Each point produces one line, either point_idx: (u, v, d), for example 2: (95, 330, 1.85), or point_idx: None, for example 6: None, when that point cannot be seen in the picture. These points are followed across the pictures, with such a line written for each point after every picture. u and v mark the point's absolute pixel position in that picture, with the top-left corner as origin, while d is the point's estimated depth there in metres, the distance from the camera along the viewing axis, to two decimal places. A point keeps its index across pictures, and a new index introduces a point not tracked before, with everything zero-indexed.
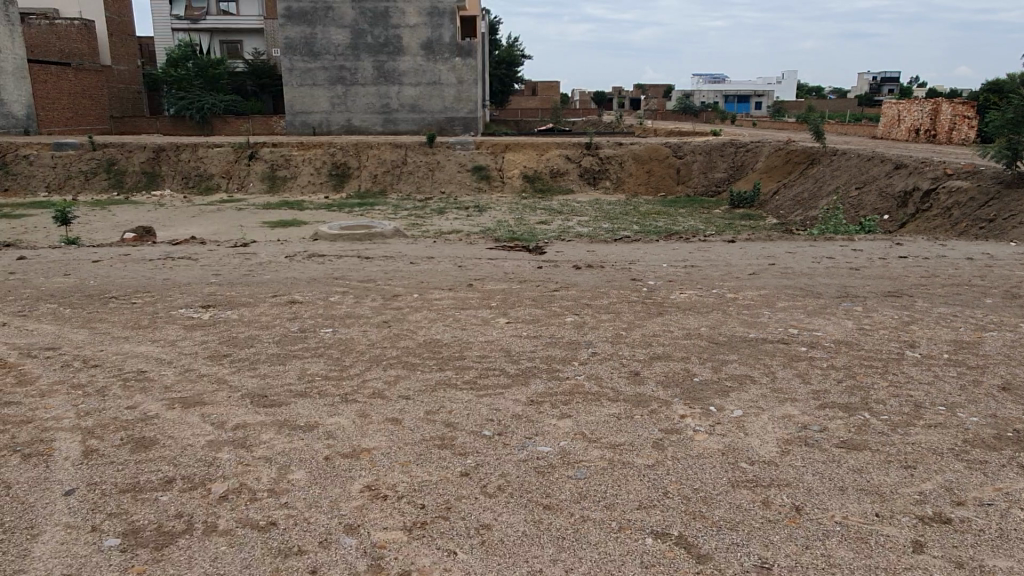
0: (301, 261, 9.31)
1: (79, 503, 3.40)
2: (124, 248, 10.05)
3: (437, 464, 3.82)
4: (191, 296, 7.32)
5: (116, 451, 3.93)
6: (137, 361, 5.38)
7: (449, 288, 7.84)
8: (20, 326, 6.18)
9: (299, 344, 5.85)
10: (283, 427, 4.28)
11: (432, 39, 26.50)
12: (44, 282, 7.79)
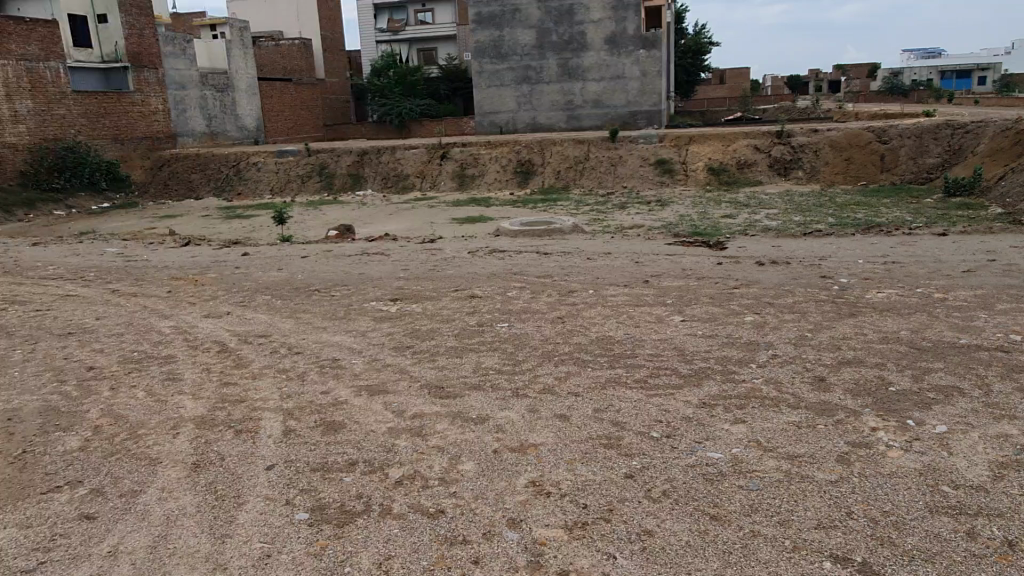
0: (482, 257, 9.63)
1: (277, 478, 3.77)
2: (328, 245, 10.99)
3: (602, 465, 3.79)
4: (382, 290, 7.86)
5: (310, 432, 4.32)
6: (333, 350, 5.87)
7: (624, 285, 7.75)
8: (240, 316, 6.97)
9: (476, 338, 6.06)
10: (457, 419, 4.46)
11: (616, 33, 26.30)
12: (262, 275, 8.75)
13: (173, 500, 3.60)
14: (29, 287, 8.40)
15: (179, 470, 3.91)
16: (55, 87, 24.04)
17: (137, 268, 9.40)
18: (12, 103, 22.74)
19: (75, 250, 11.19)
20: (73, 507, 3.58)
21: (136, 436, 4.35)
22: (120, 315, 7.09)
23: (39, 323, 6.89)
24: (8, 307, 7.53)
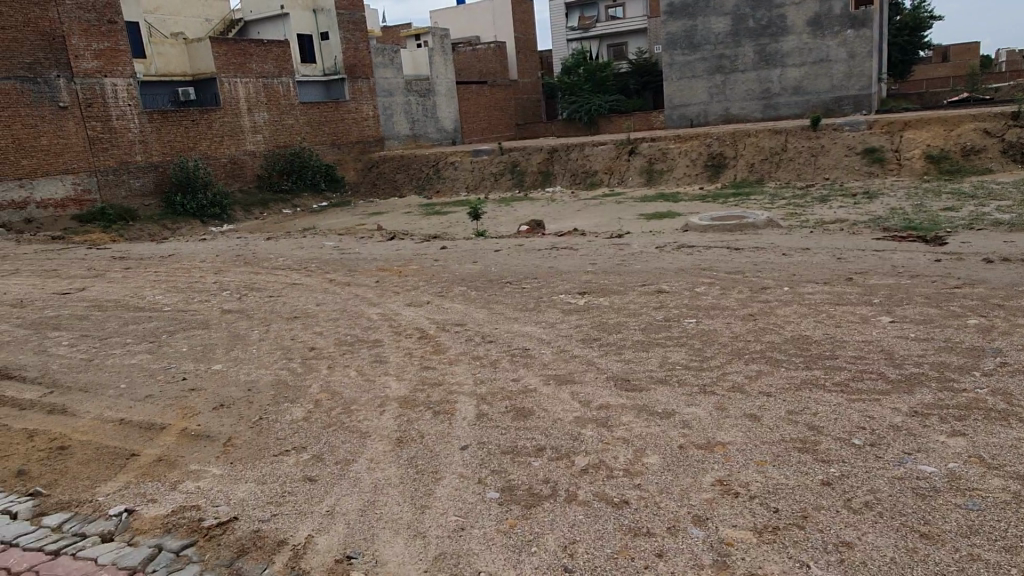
0: (670, 252, 9.50)
1: (470, 458, 4.01)
2: (519, 240, 11.37)
3: (797, 469, 3.62)
4: (570, 284, 8.01)
5: (501, 417, 4.54)
6: (523, 340, 6.10)
7: (824, 282, 7.29)
8: (439, 304, 7.45)
9: (663, 333, 6.01)
10: (642, 412, 4.47)
11: (820, 14, 24.55)
12: (458, 267, 9.27)
13: (380, 470, 3.96)
14: (265, 275, 9.58)
15: (386, 443, 4.28)
16: (285, 99, 27.01)
17: (350, 260, 10.35)
18: (251, 115, 25.87)
19: (300, 244, 12.55)
20: (298, 469, 4.05)
21: (350, 410, 4.83)
22: (336, 302, 7.86)
23: (271, 307, 7.83)
24: (249, 292, 8.64)
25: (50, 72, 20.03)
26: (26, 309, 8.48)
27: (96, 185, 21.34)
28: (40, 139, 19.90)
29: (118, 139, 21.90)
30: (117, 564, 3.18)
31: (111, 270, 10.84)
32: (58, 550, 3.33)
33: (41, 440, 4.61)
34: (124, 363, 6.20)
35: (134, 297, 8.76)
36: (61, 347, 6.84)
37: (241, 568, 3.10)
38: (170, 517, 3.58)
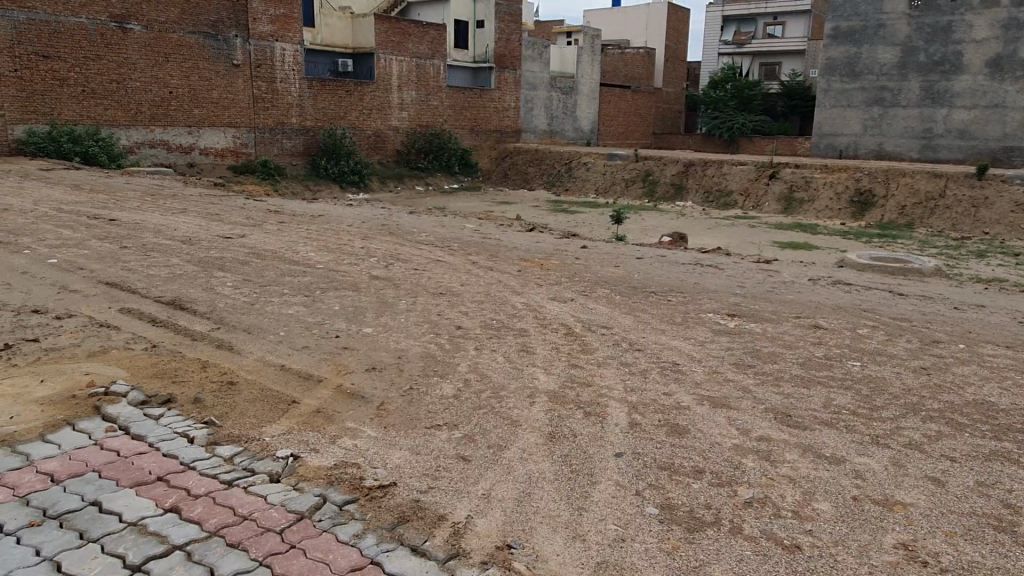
0: (825, 286, 9.01)
1: (626, 467, 3.89)
2: (661, 250, 11.11)
3: (993, 549, 3.27)
4: (717, 304, 7.71)
5: (655, 429, 4.39)
6: (672, 354, 5.91)
7: (1004, 346, 6.65)
8: (582, 304, 7.36)
9: (824, 371, 5.66)
10: (809, 452, 4.19)
11: (1003, 55, 22.56)
12: (601, 269, 9.16)
13: (533, 462, 3.90)
14: (408, 248, 9.79)
15: (538, 435, 4.23)
16: (434, 81, 27.69)
17: (489, 245, 10.40)
18: (401, 92, 26.71)
19: (440, 222, 12.77)
20: (452, 445, 4.06)
21: (499, 395, 4.81)
22: (479, 285, 7.93)
23: (417, 280, 7.97)
24: (394, 262, 8.85)
25: (229, 31, 21.53)
26: (194, 247, 9.06)
27: (253, 140, 22.76)
28: (212, 92, 21.42)
29: (279, 100, 23.24)
30: (286, 506, 3.28)
31: (266, 221, 11.42)
32: (231, 481, 3.47)
33: (213, 372, 4.88)
34: (281, 312, 6.47)
35: (289, 250, 9.18)
36: (227, 287, 7.25)
37: (403, 535, 3.13)
38: (332, 470, 3.67)
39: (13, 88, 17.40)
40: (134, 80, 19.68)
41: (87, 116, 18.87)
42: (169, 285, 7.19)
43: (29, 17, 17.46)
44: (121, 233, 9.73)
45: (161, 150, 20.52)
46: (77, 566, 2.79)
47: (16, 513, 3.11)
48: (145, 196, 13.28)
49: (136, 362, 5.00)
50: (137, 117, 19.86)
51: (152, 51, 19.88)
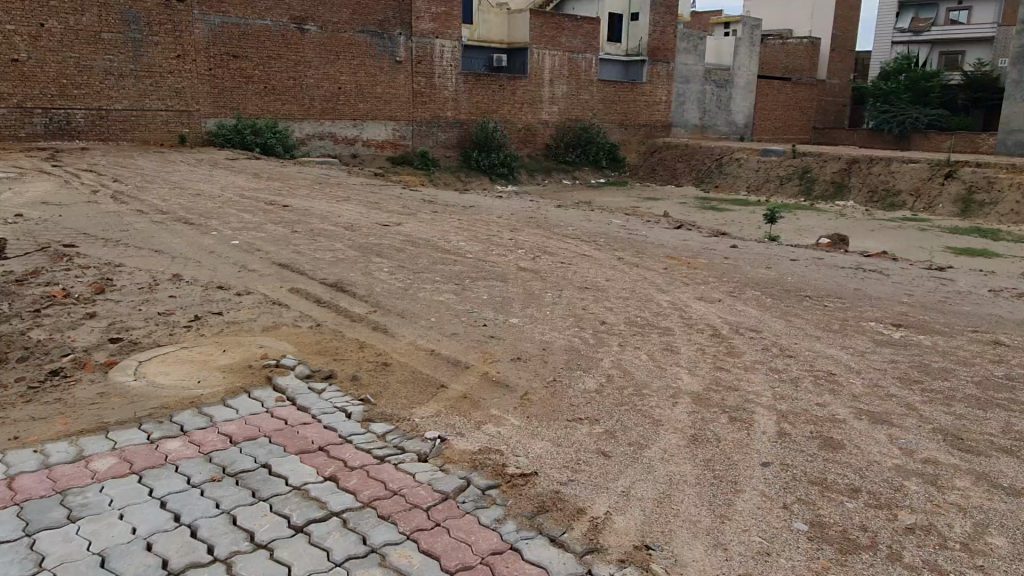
0: (1010, 300, 8.13)
1: (773, 477, 3.73)
2: (817, 252, 10.51)
3: None
4: (881, 312, 7.19)
5: (806, 442, 4.17)
6: (828, 363, 5.58)
7: None
8: (731, 305, 7.11)
9: (1005, 393, 5.11)
10: (983, 481, 3.82)
11: None
12: (751, 270, 8.81)
13: (675, 464, 3.84)
14: (555, 241, 9.88)
15: (681, 437, 4.15)
16: (585, 75, 27.69)
17: (636, 242, 10.26)
18: (552, 86, 26.93)
19: (587, 216, 12.80)
20: (592, 440, 4.07)
21: (642, 393, 4.77)
22: (625, 281, 7.87)
23: (563, 274, 8.03)
24: (541, 255, 8.96)
25: (395, 30, 23.05)
26: (355, 233, 9.64)
27: (411, 133, 24.18)
28: (376, 87, 23.10)
29: (436, 95, 24.46)
30: (433, 485, 3.43)
31: (421, 211, 11.93)
32: (383, 457, 3.68)
33: (369, 353, 5.19)
34: (433, 298, 6.75)
35: (441, 239, 9.54)
36: (384, 272, 7.66)
37: (542, 525, 3.19)
38: (477, 455, 3.79)
39: (207, 84, 20.08)
40: (309, 77, 21.79)
41: (267, 110, 21.22)
42: (333, 268, 7.71)
43: (223, 21, 20.05)
44: (293, 218, 10.57)
45: (329, 142, 22.54)
46: (250, 521, 3.07)
47: (200, 468, 3.47)
48: (315, 184, 14.32)
49: (303, 339, 5.42)
50: (310, 111, 21.95)
51: (326, 49, 21.88)
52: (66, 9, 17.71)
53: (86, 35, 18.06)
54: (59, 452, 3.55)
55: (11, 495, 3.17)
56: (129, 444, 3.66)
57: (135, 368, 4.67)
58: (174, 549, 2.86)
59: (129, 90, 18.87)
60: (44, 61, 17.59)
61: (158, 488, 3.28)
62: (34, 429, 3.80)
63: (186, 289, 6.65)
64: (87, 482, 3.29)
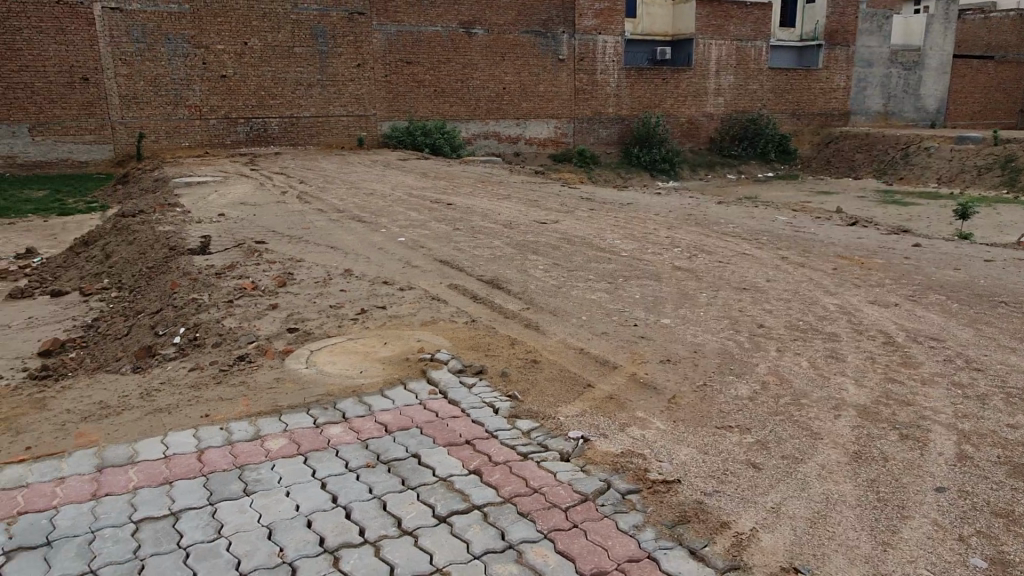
0: None
1: (948, 505, 3.38)
2: (1018, 252, 9.33)
3: None
4: None
5: (990, 467, 3.73)
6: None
7: None
8: (908, 310, 6.50)
9: None
10: None
11: None
12: (936, 272, 8.00)
13: (833, 482, 3.58)
14: (714, 239, 9.52)
15: (842, 453, 3.86)
16: (755, 63, 26.37)
17: (803, 240, 9.65)
18: (718, 77, 25.94)
19: (750, 213, 12.20)
20: (742, 450, 3.89)
21: (800, 403, 4.48)
22: (789, 282, 7.42)
23: (721, 274, 7.72)
24: (699, 253, 8.67)
25: (558, 28, 23.31)
26: (513, 231, 9.84)
27: (573, 130, 24.33)
28: (539, 86, 23.50)
29: (598, 91, 24.45)
30: (573, 486, 3.45)
31: (578, 208, 11.93)
32: (527, 454, 3.74)
33: (519, 349, 5.29)
34: (585, 296, 6.74)
35: (596, 237, 9.50)
36: (538, 269, 7.76)
37: (683, 535, 3.11)
38: (619, 458, 3.75)
39: (383, 90, 21.54)
40: (475, 78, 22.64)
41: (437, 113, 22.34)
42: (490, 265, 7.92)
43: (398, 29, 21.38)
44: (455, 215, 11.00)
45: (493, 141, 23.25)
46: (398, 507, 3.25)
47: (357, 454, 3.72)
48: (477, 183, 14.78)
49: (457, 334, 5.64)
50: (476, 112, 22.81)
51: (491, 51, 22.66)
52: (265, 28, 19.81)
53: (282, 50, 20.11)
54: (239, 430, 3.95)
55: (199, 466, 3.57)
56: (298, 427, 4.00)
57: (307, 356, 5.09)
58: (330, 528, 3.09)
59: (316, 98, 20.73)
60: (247, 76, 19.84)
61: (320, 469, 3.56)
62: (221, 408, 4.25)
63: (355, 283, 7.14)
64: (261, 459, 3.63)
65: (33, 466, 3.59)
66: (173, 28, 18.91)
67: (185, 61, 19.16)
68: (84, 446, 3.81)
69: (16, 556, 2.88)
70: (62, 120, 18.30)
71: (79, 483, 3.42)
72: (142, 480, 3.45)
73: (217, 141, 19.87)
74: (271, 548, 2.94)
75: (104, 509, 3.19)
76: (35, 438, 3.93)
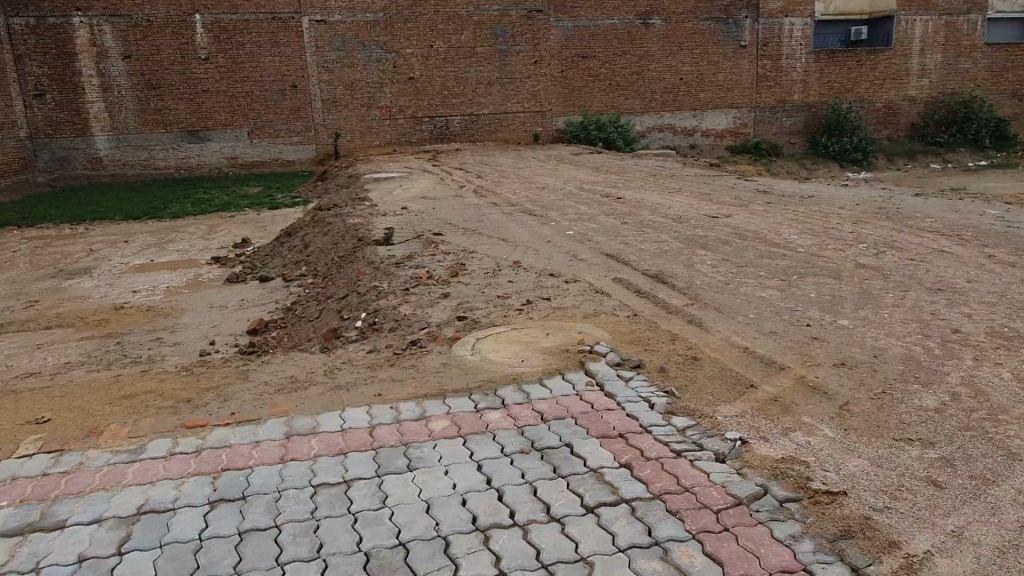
0: None
1: None
2: None
3: None
4: None
5: None
6: None
7: None
8: None
9: None
10: None
11: None
12: None
13: None
14: (908, 235, 8.71)
15: None
16: (969, 39, 23.74)
17: (1017, 237, 8.56)
18: (923, 57, 23.63)
19: (954, 207, 11.00)
20: (922, 466, 3.55)
21: (998, 419, 4.00)
22: (995, 283, 6.62)
23: (913, 273, 7.05)
24: (887, 250, 7.98)
25: (740, 13, 22.41)
26: (683, 225, 9.61)
27: (753, 121, 23.33)
28: (718, 75, 22.73)
29: (783, 77, 23.21)
30: (726, 487, 3.33)
31: (754, 202, 11.40)
32: (680, 452, 3.67)
33: (680, 346, 5.18)
34: (754, 294, 6.44)
35: (772, 232, 9.03)
36: (706, 265, 7.53)
37: (844, 552, 2.91)
38: (780, 463, 3.57)
39: (559, 86, 21.85)
40: (651, 70, 22.33)
41: (612, 106, 22.28)
42: (656, 260, 7.81)
43: (575, 24, 21.55)
44: (624, 209, 10.94)
45: (668, 133, 22.87)
46: (547, 494, 3.33)
47: (513, 440, 3.85)
48: (649, 176, 14.59)
49: (618, 328, 5.63)
50: (651, 104, 22.49)
51: (669, 41, 22.22)
52: (450, 30, 20.82)
53: (465, 51, 21.03)
54: (408, 410, 4.24)
55: (371, 441, 3.88)
56: (460, 411, 4.21)
57: (473, 344, 5.33)
58: (483, 508, 3.24)
59: (495, 96, 21.47)
60: (432, 77, 20.97)
61: (477, 452, 3.74)
62: (393, 388, 4.59)
63: (523, 275, 7.33)
64: (425, 438, 3.88)
65: (235, 430, 4.09)
66: (368, 36, 20.42)
67: (378, 66, 20.62)
68: (276, 415, 4.28)
69: (217, 505, 3.31)
70: (274, 123, 20.38)
71: (270, 447, 3.85)
72: (322, 449, 3.81)
73: (404, 140, 21.20)
74: (428, 521, 3.14)
75: (289, 473, 3.58)
76: (237, 405, 4.46)
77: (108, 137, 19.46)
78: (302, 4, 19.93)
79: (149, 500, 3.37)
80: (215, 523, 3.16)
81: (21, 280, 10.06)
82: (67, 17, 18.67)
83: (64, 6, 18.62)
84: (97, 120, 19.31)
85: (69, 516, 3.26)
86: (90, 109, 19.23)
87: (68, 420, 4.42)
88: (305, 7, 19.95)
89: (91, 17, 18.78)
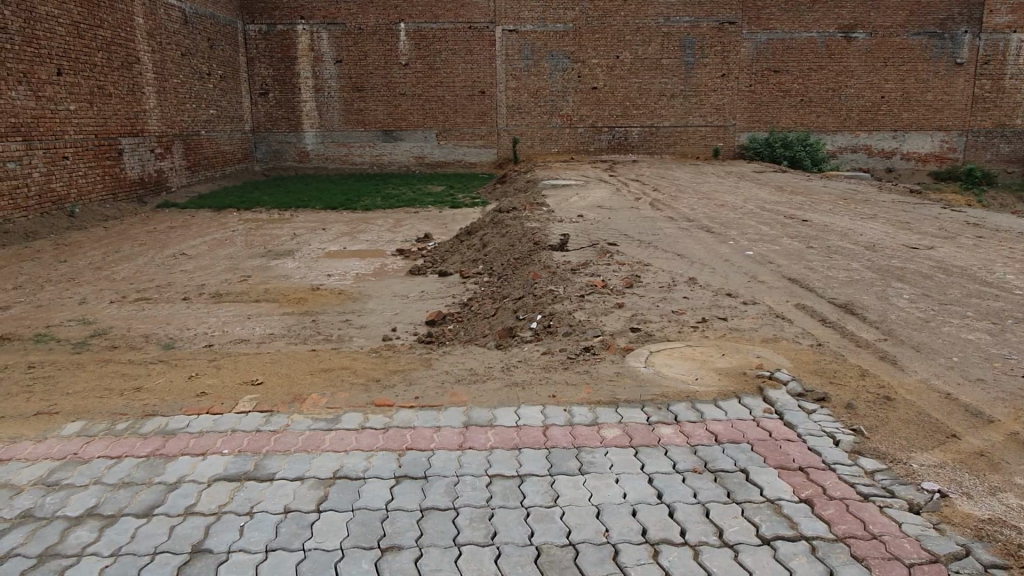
0: None
1: None
2: None
3: None
4: None
5: None
6: None
7: None
8: None
9: None
10: None
11: None
12: None
13: None
14: None
15: None
16: None
17: None
18: None
19: None
20: None
21: None
22: None
23: None
24: None
25: (959, 28, 20.57)
26: (877, 254, 8.95)
27: (964, 145, 21.34)
28: (927, 94, 20.97)
29: (1004, 100, 21.12)
30: (920, 541, 3.08)
31: (961, 234, 10.39)
32: (867, 496, 3.44)
33: (871, 382, 4.85)
34: (959, 336, 5.87)
35: (982, 269, 8.18)
36: (904, 299, 6.97)
37: None
38: (986, 524, 3.23)
39: (746, 100, 21.12)
40: (850, 87, 21.01)
41: (802, 124, 21.21)
42: (845, 289, 7.34)
43: (769, 37, 20.74)
44: (810, 232, 10.39)
45: (863, 154, 21.38)
46: (721, 518, 3.26)
47: (685, 457, 3.81)
48: (838, 199, 13.72)
49: (800, 356, 5.37)
50: (845, 123, 21.21)
51: (872, 57, 20.79)
52: (638, 41, 20.76)
53: (651, 62, 20.89)
54: (580, 415, 4.31)
55: (544, 439, 4.00)
56: (632, 421, 4.22)
57: (647, 356, 5.33)
58: (653, 521, 3.24)
59: (676, 108, 21.15)
60: (615, 87, 21.03)
61: (648, 465, 3.73)
62: (566, 391, 4.69)
63: (699, 292, 7.17)
64: (596, 444, 3.94)
65: (418, 413, 4.37)
66: (556, 46, 20.86)
67: (563, 76, 21.00)
68: (455, 404, 4.52)
69: (402, 480, 3.56)
70: (460, 126, 21.39)
71: (449, 433, 4.07)
72: (498, 441, 3.98)
73: (582, 148, 21.46)
74: (598, 526, 3.19)
75: (466, 460, 3.77)
76: (421, 390, 4.75)
77: (316, 133, 21.36)
78: (497, 15, 20.73)
79: (343, 467, 3.69)
80: (400, 496, 3.41)
81: (236, 257, 11.29)
82: (293, 25, 20.69)
83: (291, 15, 20.67)
84: (309, 118, 21.24)
85: (278, 470, 3.65)
86: (304, 108, 21.20)
87: (276, 385, 4.93)
88: (499, 17, 20.73)
89: (312, 25, 20.66)
